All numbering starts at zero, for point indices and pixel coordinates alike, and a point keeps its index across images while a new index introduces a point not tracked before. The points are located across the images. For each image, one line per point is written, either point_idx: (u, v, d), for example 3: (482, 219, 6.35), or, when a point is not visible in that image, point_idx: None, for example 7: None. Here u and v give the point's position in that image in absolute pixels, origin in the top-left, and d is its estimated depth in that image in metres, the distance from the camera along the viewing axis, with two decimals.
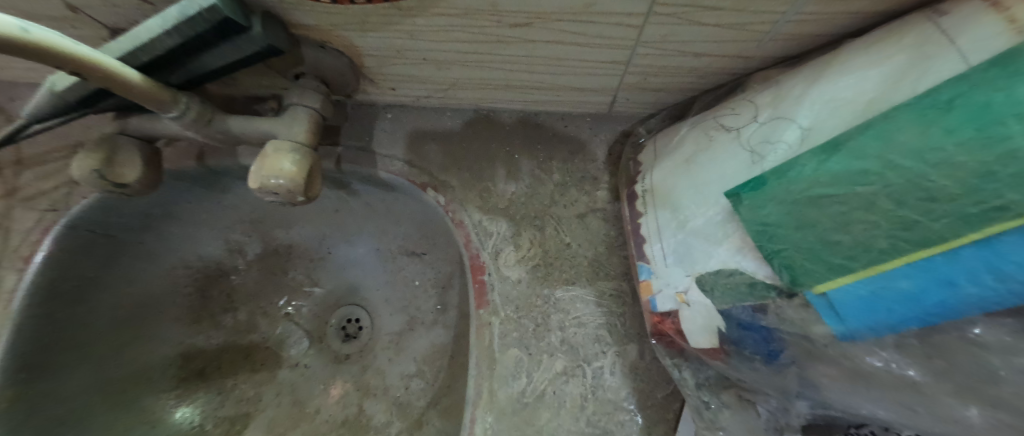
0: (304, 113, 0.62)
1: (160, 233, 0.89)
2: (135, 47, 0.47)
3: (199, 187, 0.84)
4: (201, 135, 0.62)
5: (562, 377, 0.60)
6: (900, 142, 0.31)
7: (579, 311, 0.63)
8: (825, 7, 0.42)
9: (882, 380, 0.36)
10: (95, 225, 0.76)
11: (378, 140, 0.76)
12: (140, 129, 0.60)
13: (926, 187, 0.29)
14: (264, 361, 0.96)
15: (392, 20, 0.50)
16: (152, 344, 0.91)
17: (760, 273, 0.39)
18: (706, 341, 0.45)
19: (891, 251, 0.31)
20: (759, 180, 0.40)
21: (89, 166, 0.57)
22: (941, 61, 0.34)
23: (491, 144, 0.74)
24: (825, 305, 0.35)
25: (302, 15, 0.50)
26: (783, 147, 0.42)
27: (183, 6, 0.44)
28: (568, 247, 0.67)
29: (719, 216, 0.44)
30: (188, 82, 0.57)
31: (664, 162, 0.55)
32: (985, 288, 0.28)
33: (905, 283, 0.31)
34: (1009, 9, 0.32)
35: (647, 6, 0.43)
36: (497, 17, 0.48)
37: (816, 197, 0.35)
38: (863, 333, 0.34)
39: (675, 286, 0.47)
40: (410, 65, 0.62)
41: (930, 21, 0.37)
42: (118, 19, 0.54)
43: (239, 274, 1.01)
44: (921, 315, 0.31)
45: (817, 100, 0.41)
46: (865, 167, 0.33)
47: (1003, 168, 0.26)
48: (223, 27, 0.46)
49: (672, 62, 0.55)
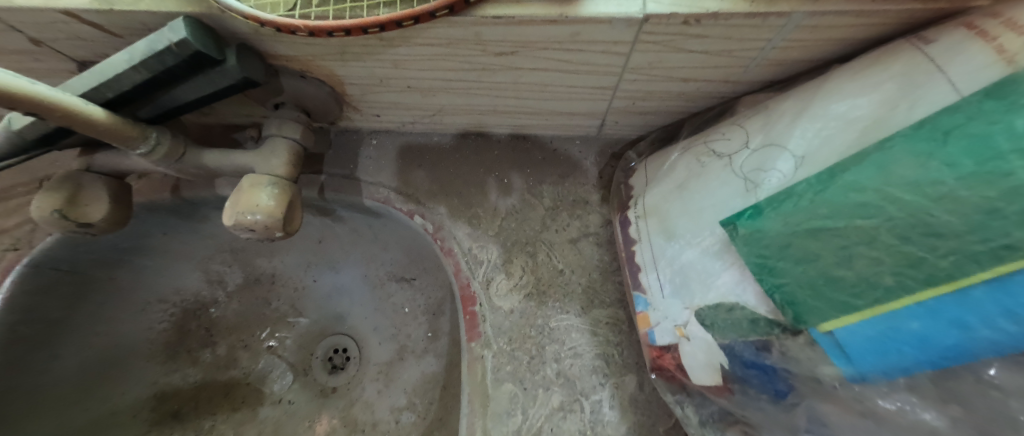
0: (284, 144, 0.60)
1: (134, 267, 0.85)
2: (100, 83, 0.44)
3: (175, 219, 0.80)
4: (174, 169, 0.59)
5: (559, 412, 0.57)
6: (897, 174, 0.31)
7: (574, 341, 0.60)
8: (811, 35, 0.41)
9: (899, 423, 0.34)
10: (61, 263, 0.72)
11: (362, 167, 0.74)
12: (108, 164, 0.57)
13: (930, 222, 0.28)
14: (245, 398, 0.91)
15: (374, 50, 0.48)
16: (124, 385, 0.85)
17: (762, 308, 0.38)
18: (709, 378, 0.42)
19: (898, 288, 0.30)
20: (756, 209, 0.39)
21: (49, 205, 0.53)
22: (932, 91, 0.34)
23: (479, 168, 0.72)
24: (832, 345, 0.34)
25: (280, 47, 0.48)
26: (778, 175, 0.40)
27: (153, 41, 0.42)
28: (561, 274, 0.65)
29: (715, 246, 0.43)
30: (159, 116, 0.55)
31: (656, 188, 0.53)
32: (1001, 331, 0.27)
33: (915, 324, 0.30)
34: (997, 38, 0.32)
35: (632, 34, 0.42)
36: (481, 46, 0.46)
37: (815, 230, 0.34)
38: (874, 376, 0.33)
39: (674, 319, 0.45)
40: (394, 93, 0.60)
41: (916, 47, 0.36)
42: (85, 52, 0.52)
43: (219, 307, 0.97)
44: (934, 358, 0.30)
45: (809, 127, 0.40)
46: (864, 199, 0.32)
47: (1008, 205, 0.25)
48: (194, 60, 0.44)
49: (660, 87, 0.54)
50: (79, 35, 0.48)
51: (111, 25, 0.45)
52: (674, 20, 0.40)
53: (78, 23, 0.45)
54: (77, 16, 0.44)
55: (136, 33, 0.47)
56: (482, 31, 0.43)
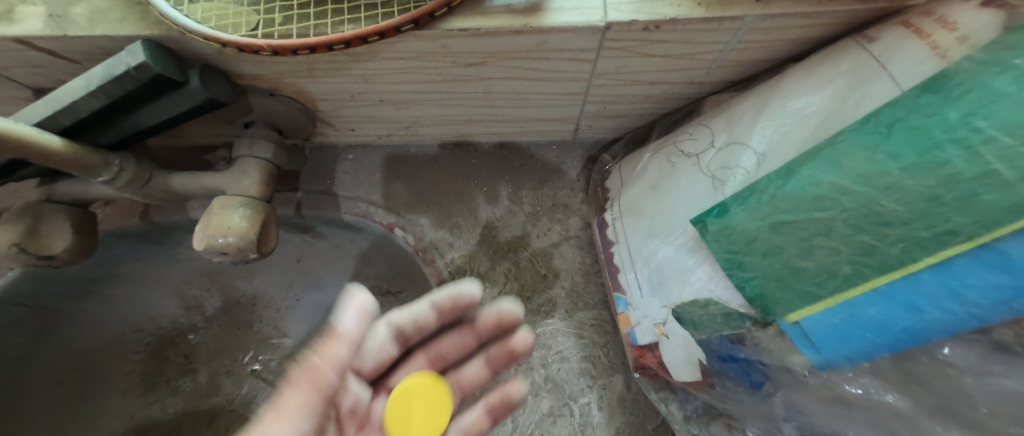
0: (254, 164, 0.58)
1: (103, 297, 0.82)
2: (55, 110, 0.43)
3: (146, 245, 0.78)
4: (139, 195, 0.58)
5: (549, 418, 0.58)
6: (849, 166, 0.33)
7: (560, 345, 0.61)
8: (763, 37, 0.43)
9: (866, 407, 0.35)
10: (24, 298, 0.70)
11: (340, 182, 0.73)
12: (69, 193, 0.55)
13: (880, 211, 0.30)
14: (230, 425, 0.86)
15: (342, 66, 0.48)
16: (98, 420, 0.83)
17: (734, 302, 0.39)
18: (690, 374, 0.43)
19: (855, 276, 0.32)
20: (722, 206, 0.40)
21: (6, 241, 0.51)
22: (877, 87, 0.36)
23: (458, 177, 0.72)
24: (799, 335, 0.35)
25: (245, 66, 0.48)
26: (742, 172, 0.42)
27: (110, 66, 0.41)
28: (545, 278, 0.65)
29: (687, 244, 0.44)
30: (120, 142, 0.53)
31: (630, 190, 0.54)
32: (950, 312, 0.28)
33: (872, 310, 0.31)
34: (931, 35, 0.34)
35: (596, 41, 0.44)
36: (450, 58, 0.47)
37: (778, 224, 0.36)
38: (840, 362, 0.34)
39: (653, 318, 0.45)
40: (367, 107, 0.60)
41: (860, 46, 0.38)
42: (40, 79, 0.51)
43: (199, 333, 0.91)
44: (891, 341, 0.31)
45: (768, 124, 0.42)
46: (820, 192, 0.34)
47: (947, 192, 0.27)
48: (155, 84, 0.43)
49: (629, 91, 0.55)
50: (34, 63, 0.47)
51: (66, 51, 0.44)
52: (635, 26, 0.41)
53: (31, 50, 0.44)
54: (30, 42, 0.43)
55: (94, 58, 0.46)
56: (450, 43, 0.44)
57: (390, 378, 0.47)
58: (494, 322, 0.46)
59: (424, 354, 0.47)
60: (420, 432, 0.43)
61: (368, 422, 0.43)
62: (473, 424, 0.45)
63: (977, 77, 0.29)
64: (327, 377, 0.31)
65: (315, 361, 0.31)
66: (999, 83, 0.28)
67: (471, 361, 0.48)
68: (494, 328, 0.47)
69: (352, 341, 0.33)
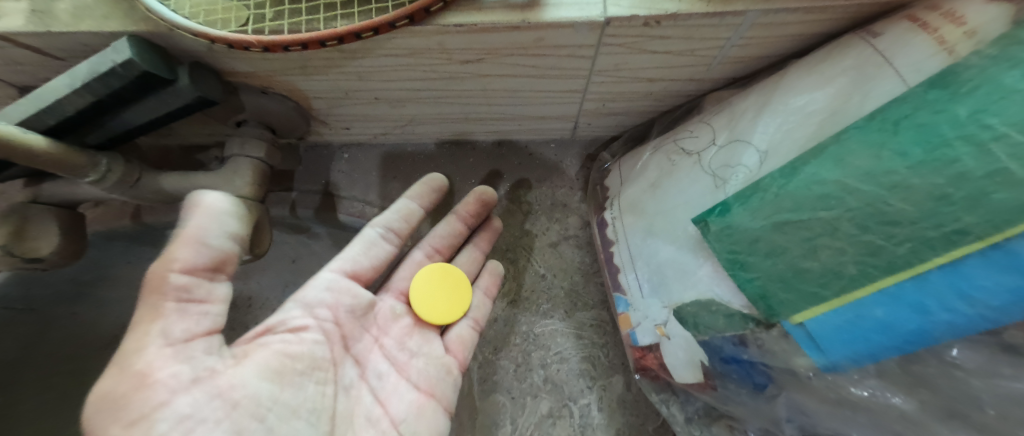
0: (247, 164, 0.57)
1: (96, 299, 0.81)
2: (39, 109, 0.42)
3: (138, 246, 0.76)
4: (129, 196, 0.56)
5: (548, 419, 0.57)
6: (854, 164, 0.32)
7: (560, 346, 0.60)
8: (765, 32, 0.42)
9: (870, 409, 0.35)
10: (15, 301, 0.68)
11: (335, 182, 0.72)
12: (56, 195, 0.54)
13: (886, 210, 0.29)
14: None
15: (336, 63, 0.47)
16: None
17: (736, 302, 0.38)
18: (691, 376, 0.43)
19: (861, 277, 0.31)
20: (724, 205, 0.40)
21: None
22: (882, 83, 0.35)
23: (454, 177, 0.71)
24: (804, 337, 0.34)
25: (236, 63, 0.46)
26: (744, 170, 0.41)
27: (95, 63, 0.40)
28: (544, 279, 0.64)
29: (688, 243, 0.43)
30: (108, 141, 0.52)
31: (630, 189, 0.53)
32: (958, 314, 0.28)
33: (879, 311, 0.31)
34: (937, 29, 0.34)
35: (595, 37, 0.43)
36: (446, 55, 0.46)
37: (781, 223, 0.35)
38: (845, 364, 0.33)
39: (654, 318, 0.45)
40: (363, 105, 0.59)
41: (865, 41, 0.37)
42: (24, 77, 0.49)
43: None
44: (898, 343, 0.30)
45: (771, 121, 0.41)
46: (825, 191, 0.33)
47: (956, 190, 0.27)
48: (143, 82, 0.42)
49: (628, 88, 0.54)
50: (17, 60, 0.45)
51: (50, 47, 0.43)
52: (635, 22, 0.40)
53: (13, 47, 0.43)
54: (12, 39, 0.42)
55: (80, 55, 0.45)
56: (446, 39, 0.43)
57: (392, 278, 0.50)
58: (479, 208, 0.54)
59: (421, 250, 0.53)
60: (446, 308, 0.49)
61: (376, 320, 0.46)
62: (480, 305, 0.52)
63: (987, 73, 0.29)
64: (172, 279, 0.30)
65: (158, 269, 0.30)
66: (1009, 79, 0.27)
67: (462, 251, 0.55)
68: (475, 212, 0.54)
69: (204, 243, 0.31)
